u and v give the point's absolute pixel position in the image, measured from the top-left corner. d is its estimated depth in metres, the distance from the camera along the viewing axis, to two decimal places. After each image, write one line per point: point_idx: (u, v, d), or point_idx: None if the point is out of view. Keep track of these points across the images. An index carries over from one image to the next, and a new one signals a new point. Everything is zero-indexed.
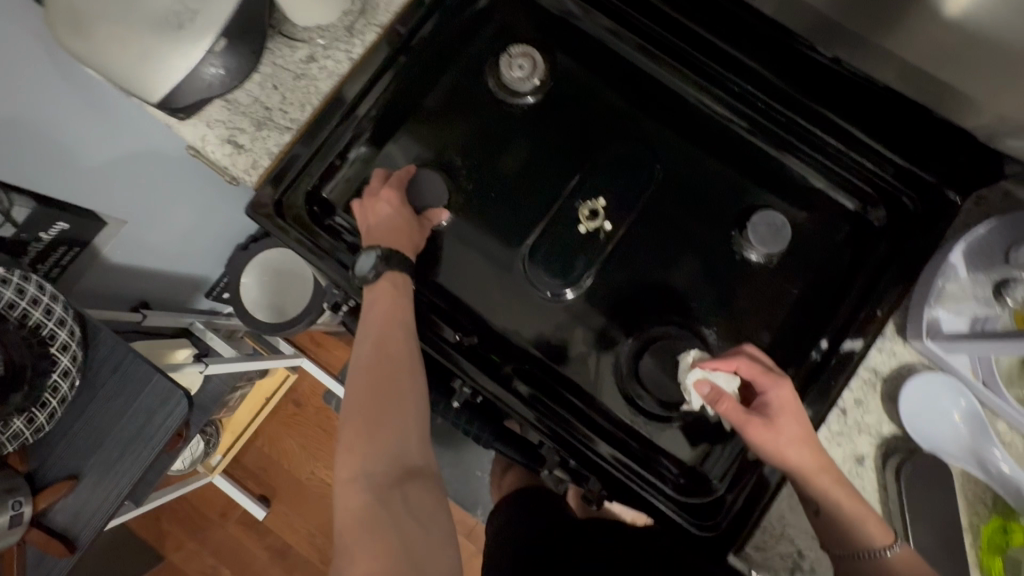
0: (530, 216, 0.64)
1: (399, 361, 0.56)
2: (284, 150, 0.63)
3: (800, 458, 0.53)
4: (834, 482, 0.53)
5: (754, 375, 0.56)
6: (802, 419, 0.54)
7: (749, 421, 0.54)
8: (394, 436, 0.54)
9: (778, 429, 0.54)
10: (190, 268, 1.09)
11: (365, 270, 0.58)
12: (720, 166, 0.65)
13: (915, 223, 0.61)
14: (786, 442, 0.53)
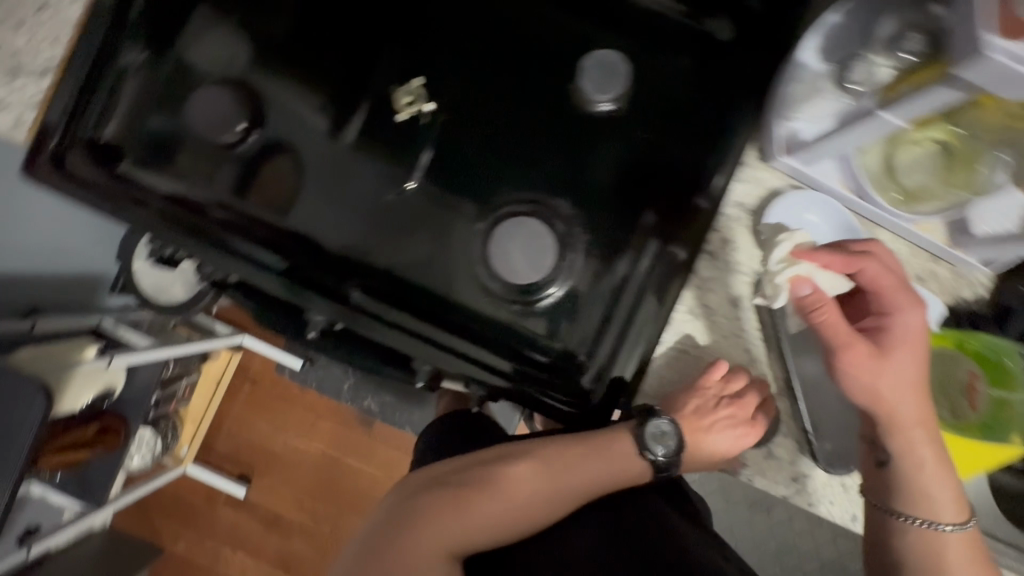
0: (346, 116, 0.58)
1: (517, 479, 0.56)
2: (47, 97, 0.55)
3: (898, 398, 0.50)
4: (924, 430, 0.51)
5: (887, 291, 0.49)
6: (907, 351, 0.50)
7: (856, 343, 0.49)
8: (503, 513, 0.55)
9: (885, 358, 0.50)
10: (76, 264, 1.04)
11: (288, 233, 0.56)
12: (540, 14, 0.57)
13: (761, 28, 0.54)
14: (889, 379, 0.50)
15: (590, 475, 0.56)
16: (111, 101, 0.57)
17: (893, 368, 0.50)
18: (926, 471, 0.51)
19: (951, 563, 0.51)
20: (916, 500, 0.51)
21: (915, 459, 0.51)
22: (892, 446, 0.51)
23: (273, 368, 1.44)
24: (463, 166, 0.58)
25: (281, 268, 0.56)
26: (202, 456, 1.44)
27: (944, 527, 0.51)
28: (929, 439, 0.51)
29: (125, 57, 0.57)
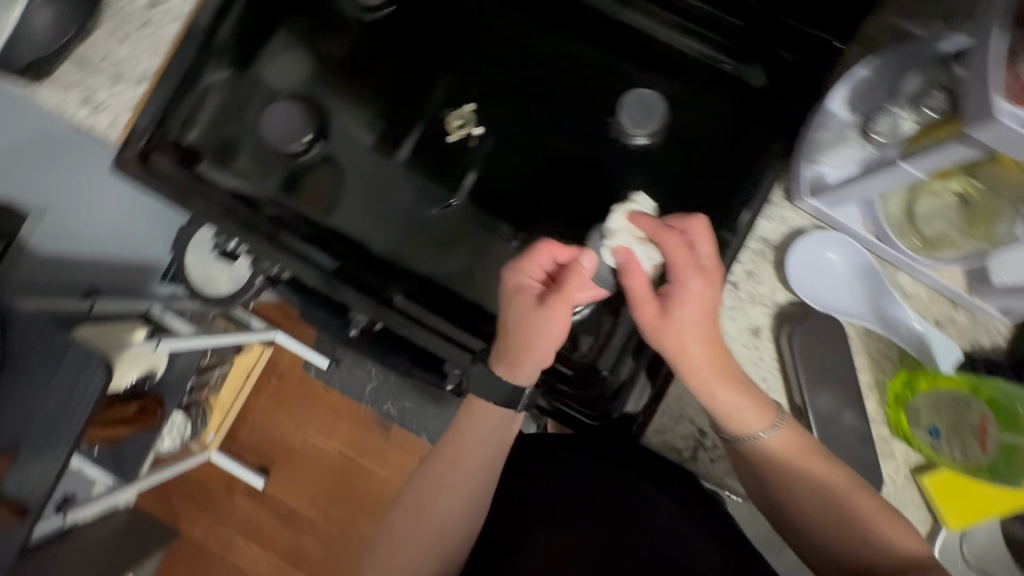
0: (399, 134, 0.64)
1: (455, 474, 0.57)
2: (141, 101, 0.62)
3: (687, 355, 0.49)
4: (735, 385, 0.49)
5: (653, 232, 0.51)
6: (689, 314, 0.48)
7: (646, 306, 0.49)
8: (437, 513, 0.57)
9: (669, 322, 0.48)
10: (134, 252, 1.11)
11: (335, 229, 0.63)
12: (586, 53, 0.62)
13: (795, 77, 0.58)
14: (690, 338, 0.48)
15: (477, 408, 0.57)
16: (195, 106, 0.64)
17: (688, 322, 0.48)
18: (750, 400, 0.50)
19: (782, 459, 0.50)
20: (720, 423, 0.51)
21: (737, 403, 0.50)
22: (710, 404, 0.50)
23: (300, 365, 1.50)
24: (505, 187, 0.62)
25: (332, 267, 0.61)
26: (226, 445, 1.49)
27: (761, 436, 0.50)
28: (731, 388, 0.50)
29: (211, 70, 0.63)
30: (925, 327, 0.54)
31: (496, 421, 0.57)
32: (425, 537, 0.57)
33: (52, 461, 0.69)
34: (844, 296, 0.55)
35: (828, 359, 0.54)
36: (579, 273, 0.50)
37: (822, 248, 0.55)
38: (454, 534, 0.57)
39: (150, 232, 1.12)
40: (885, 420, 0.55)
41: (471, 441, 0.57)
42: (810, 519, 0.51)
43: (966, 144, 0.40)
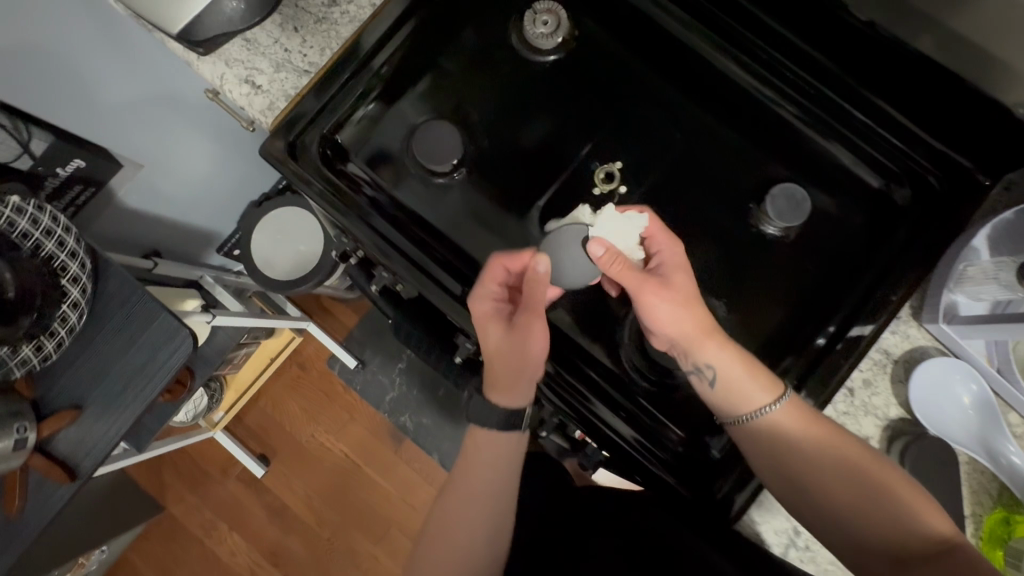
0: (544, 177, 0.65)
1: (467, 494, 0.64)
2: (302, 93, 0.62)
3: (696, 305, 0.55)
4: (723, 341, 0.55)
5: (653, 234, 0.57)
6: (679, 284, 0.55)
7: (646, 282, 0.54)
8: (454, 538, 0.63)
9: (673, 284, 0.55)
10: (202, 220, 1.09)
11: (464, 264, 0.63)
12: (738, 137, 0.64)
13: (940, 204, 0.60)
14: (685, 293, 0.55)
15: (514, 377, 0.59)
16: (348, 111, 0.64)
17: (673, 304, 0.54)
18: (736, 371, 0.54)
19: (785, 428, 0.53)
20: (726, 397, 0.55)
21: (728, 371, 0.54)
22: (713, 362, 0.54)
23: (325, 360, 1.47)
24: None
25: (458, 293, 0.62)
26: (231, 426, 1.45)
27: (768, 409, 0.53)
28: (726, 347, 0.54)
29: (369, 84, 0.64)
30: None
31: (495, 450, 0.64)
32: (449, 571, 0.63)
33: (116, 428, 0.67)
34: (956, 421, 0.56)
35: (935, 482, 0.55)
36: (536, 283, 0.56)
37: (948, 375, 0.56)
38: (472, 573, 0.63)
39: (222, 204, 1.11)
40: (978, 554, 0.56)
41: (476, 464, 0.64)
42: (835, 498, 0.52)
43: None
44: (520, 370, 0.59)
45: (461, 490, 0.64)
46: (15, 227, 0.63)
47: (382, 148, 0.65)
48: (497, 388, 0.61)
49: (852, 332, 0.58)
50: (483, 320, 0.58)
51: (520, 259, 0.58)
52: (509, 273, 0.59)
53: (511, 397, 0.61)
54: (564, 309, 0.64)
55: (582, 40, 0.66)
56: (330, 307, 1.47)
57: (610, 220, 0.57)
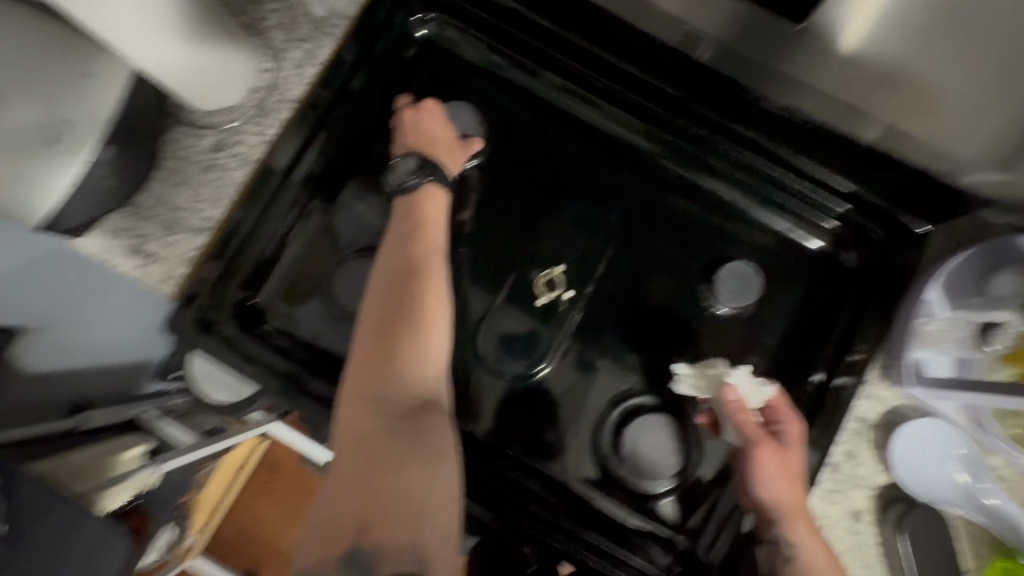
0: (488, 286, 0.61)
1: (403, 358, 0.48)
2: (200, 255, 0.56)
3: (793, 490, 0.51)
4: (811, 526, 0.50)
5: (778, 406, 0.54)
6: (793, 462, 0.52)
7: (762, 440, 0.51)
8: (385, 399, 0.46)
9: (788, 454, 0.52)
10: (130, 356, 0.99)
11: None
12: (672, 212, 0.64)
13: (882, 259, 0.60)
14: (791, 478, 0.51)
15: (434, 223, 0.56)
16: (272, 258, 0.60)
17: (782, 476, 0.51)
18: (825, 562, 0.49)
19: None
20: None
21: (815, 562, 0.49)
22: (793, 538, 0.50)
23: (296, 459, 1.38)
24: (592, 351, 0.60)
25: None
26: (207, 548, 1.36)
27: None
28: (810, 531, 0.50)
29: (302, 220, 0.60)
30: (1006, 507, 0.54)
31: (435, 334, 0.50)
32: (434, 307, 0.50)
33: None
34: (944, 482, 0.55)
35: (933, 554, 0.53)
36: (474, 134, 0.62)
37: (924, 434, 0.55)
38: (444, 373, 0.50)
39: (149, 334, 1.01)
40: None
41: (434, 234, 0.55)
42: None
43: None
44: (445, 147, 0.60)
45: (379, 364, 0.48)
46: None
47: (304, 289, 0.60)
48: (436, 176, 0.57)
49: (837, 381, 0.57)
50: (412, 119, 0.60)
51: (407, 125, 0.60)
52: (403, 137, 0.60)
53: (423, 210, 0.56)
54: (530, 430, 0.59)
55: None
56: None
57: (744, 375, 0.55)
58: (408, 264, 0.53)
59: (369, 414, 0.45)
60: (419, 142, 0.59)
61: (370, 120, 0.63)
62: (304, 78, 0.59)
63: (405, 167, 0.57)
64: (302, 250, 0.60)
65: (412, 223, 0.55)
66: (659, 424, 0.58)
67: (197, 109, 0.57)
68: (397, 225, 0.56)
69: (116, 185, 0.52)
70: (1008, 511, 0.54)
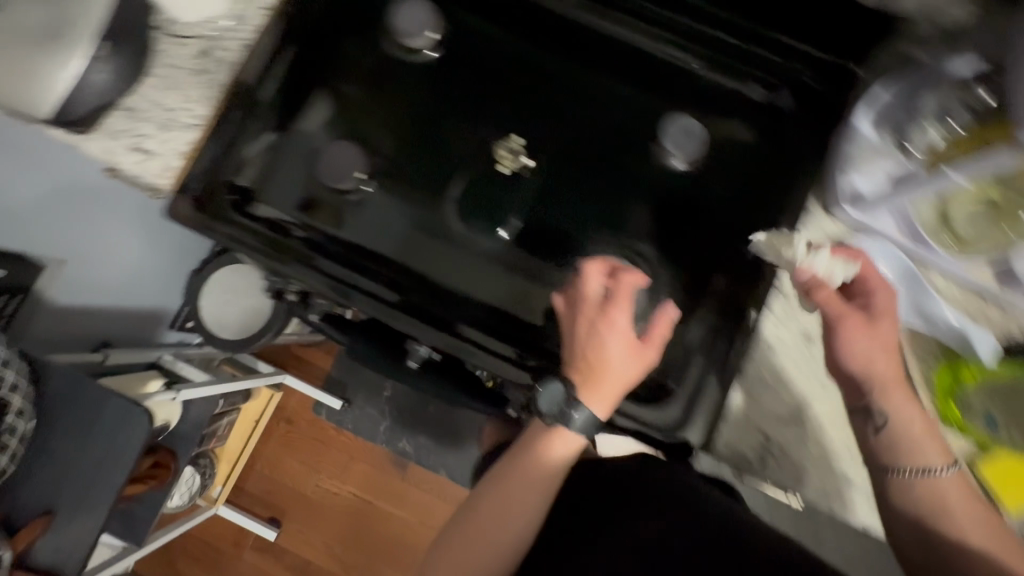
0: (454, 165, 0.65)
1: (501, 534, 0.55)
2: (195, 149, 0.62)
3: (873, 363, 0.53)
4: (909, 393, 0.53)
5: (869, 275, 0.54)
6: (886, 333, 0.53)
7: (846, 317, 0.53)
8: (480, 562, 0.54)
9: (875, 328, 0.53)
10: (147, 302, 1.08)
11: (378, 270, 0.63)
12: (623, 85, 0.65)
13: (818, 102, 0.62)
14: (881, 346, 0.53)
15: (545, 465, 0.56)
16: (242, 146, 0.63)
17: (876, 350, 0.53)
18: (920, 431, 0.52)
19: (953, 502, 0.51)
20: (896, 452, 0.53)
21: (909, 428, 0.52)
22: (889, 408, 0.53)
23: (311, 409, 1.46)
24: (553, 216, 0.64)
25: (393, 300, 0.61)
26: (233, 498, 1.43)
27: (940, 472, 0.51)
28: (904, 396, 0.53)
29: (260, 115, 0.63)
30: (949, 314, 0.58)
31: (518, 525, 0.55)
32: (518, 501, 0.56)
33: (89, 524, 0.68)
34: None
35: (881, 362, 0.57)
36: (662, 328, 0.54)
37: (863, 252, 0.59)
38: (532, 537, 0.57)
39: (163, 284, 1.09)
40: (938, 412, 0.59)
41: (533, 465, 0.56)
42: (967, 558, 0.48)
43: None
44: (617, 387, 0.53)
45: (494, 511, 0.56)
46: None
47: (283, 182, 0.64)
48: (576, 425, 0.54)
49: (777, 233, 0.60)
50: (588, 324, 0.54)
51: (596, 353, 0.53)
52: (575, 356, 0.54)
53: (548, 453, 0.56)
54: (503, 289, 0.63)
55: (457, 31, 0.66)
56: (304, 356, 1.46)
57: (826, 257, 0.52)
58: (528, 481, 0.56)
59: (474, 541, 0.55)
60: (587, 351, 0.53)
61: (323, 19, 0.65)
62: None
63: (553, 398, 0.54)
64: (273, 152, 0.65)
65: (533, 441, 0.57)
66: (613, 264, 0.60)
67: (178, 19, 0.63)
68: (518, 449, 0.58)
69: (111, 84, 0.58)
70: (950, 318, 0.58)
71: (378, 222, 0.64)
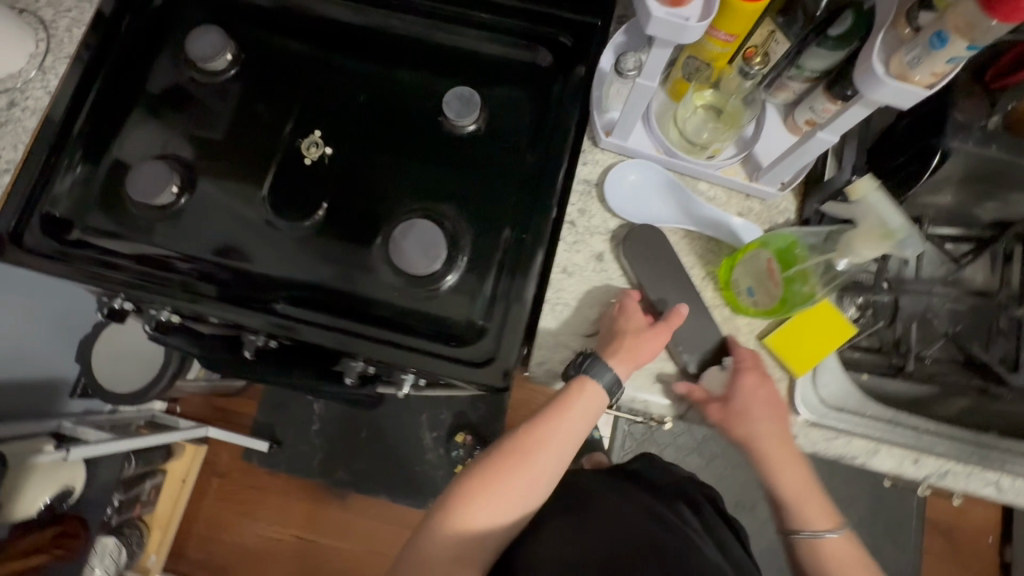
0: (262, 165, 0.70)
1: (523, 480, 0.61)
2: (10, 189, 0.67)
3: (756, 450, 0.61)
4: (793, 478, 0.61)
5: (744, 369, 0.59)
6: (759, 401, 0.59)
7: (711, 408, 0.60)
8: (495, 510, 0.60)
9: (732, 403, 0.58)
10: (37, 369, 1.09)
11: (201, 270, 0.68)
12: (406, 70, 0.73)
13: (573, 55, 0.71)
14: (736, 425, 0.59)
15: (572, 424, 0.62)
16: (55, 179, 0.68)
17: (759, 418, 0.59)
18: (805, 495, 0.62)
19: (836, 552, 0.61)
20: (780, 501, 0.63)
21: (795, 492, 0.62)
22: (779, 476, 0.61)
23: (241, 457, 1.44)
24: (359, 194, 0.69)
25: (214, 294, 0.66)
26: (172, 566, 1.38)
27: (827, 534, 0.61)
28: (793, 474, 0.61)
29: (70, 149, 0.69)
30: (714, 213, 0.64)
31: (548, 464, 0.62)
32: (544, 453, 0.62)
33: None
34: (658, 207, 0.65)
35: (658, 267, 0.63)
36: (677, 310, 0.60)
37: (627, 173, 0.65)
38: (547, 477, 0.63)
39: (50, 347, 1.11)
40: (722, 301, 0.63)
41: (568, 424, 0.62)
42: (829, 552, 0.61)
43: (861, 103, 0.48)
44: (631, 350, 0.59)
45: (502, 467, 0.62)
46: None
47: (102, 206, 0.69)
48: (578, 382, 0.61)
49: (558, 169, 0.67)
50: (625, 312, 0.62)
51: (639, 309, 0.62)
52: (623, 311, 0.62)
53: (573, 404, 0.61)
54: (324, 268, 0.67)
55: (249, 51, 0.74)
56: (227, 406, 1.45)
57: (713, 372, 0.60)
58: (537, 443, 0.62)
59: (486, 502, 0.60)
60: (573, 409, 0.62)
61: (125, 60, 0.72)
62: (74, 37, 0.71)
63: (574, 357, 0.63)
64: (87, 181, 0.70)
65: (561, 402, 0.62)
66: (414, 225, 0.65)
67: None
68: (548, 404, 0.63)
69: None
70: (713, 216, 0.64)
71: (196, 226, 0.69)
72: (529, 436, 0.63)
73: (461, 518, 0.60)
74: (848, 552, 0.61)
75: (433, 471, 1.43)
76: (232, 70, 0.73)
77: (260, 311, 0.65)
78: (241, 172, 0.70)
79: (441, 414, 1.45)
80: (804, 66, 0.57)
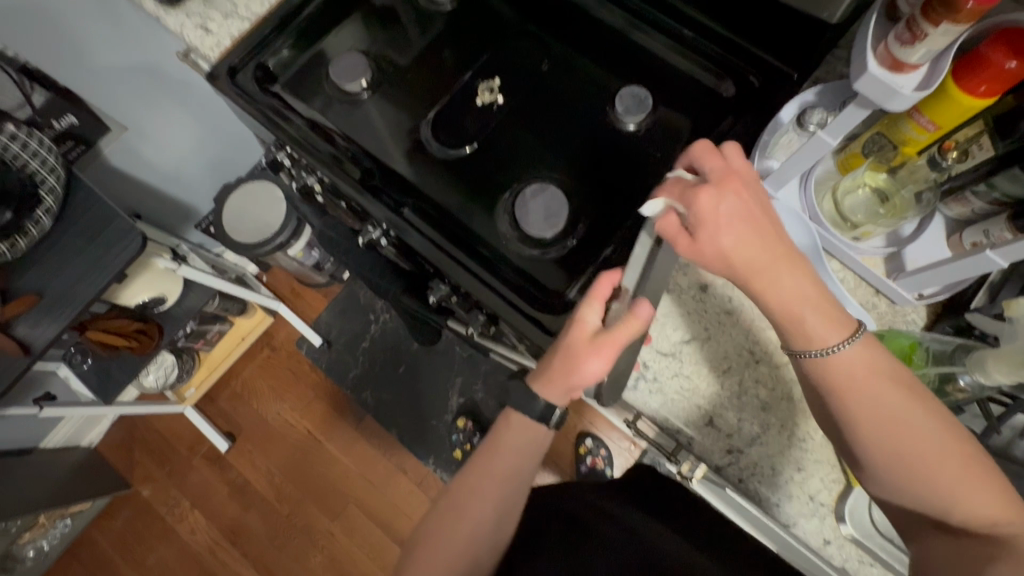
0: (440, 90, 0.77)
1: (469, 518, 0.64)
2: (243, 34, 0.79)
3: (729, 263, 0.48)
4: (787, 269, 0.48)
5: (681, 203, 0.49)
6: (727, 211, 0.47)
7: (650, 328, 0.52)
8: (448, 550, 0.63)
9: (702, 248, 0.49)
10: (179, 192, 1.28)
11: (353, 155, 0.75)
12: (595, 54, 0.77)
13: (756, 95, 0.71)
14: (720, 233, 0.47)
15: (503, 460, 0.66)
16: (275, 37, 0.79)
17: (727, 219, 0.47)
18: (804, 303, 0.49)
19: (886, 441, 0.48)
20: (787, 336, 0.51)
21: (853, 361, 0.49)
22: (769, 299, 0.49)
23: (294, 341, 1.56)
24: (509, 145, 0.74)
25: (356, 178, 0.74)
26: (203, 406, 1.52)
27: (836, 348, 0.49)
28: (786, 272, 0.48)
29: (298, 19, 0.80)
30: (837, 293, 0.62)
31: (490, 501, 0.64)
32: (489, 489, 0.65)
33: (57, 320, 0.83)
34: None
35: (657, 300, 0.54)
36: (631, 323, 0.53)
37: None
38: (497, 519, 0.65)
39: (198, 178, 1.30)
40: None
41: (514, 458, 0.66)
42: (886, 452, 0.48)
43: None
44: (569, 385, 0.58)
45: (455, 503, 0.65)
46: (28, 148, 0.81)
47: (301, 74, 0.80)
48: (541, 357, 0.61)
49: None
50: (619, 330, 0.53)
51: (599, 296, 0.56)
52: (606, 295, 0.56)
53: (506, 439, 0.66)
54: (453, 194, 0.73)
55: None
56: (302, 293, 1.58)
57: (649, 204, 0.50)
58: (477, 483, 0.65)
59: (444, 545, 0.64)
60: (511, 444, 0.66)
61: None
62: None
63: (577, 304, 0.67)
64: (299, 49, 0.81)
65: (492, 438, 0.67)
66: (547, 190, 0.70)
67: None
68: (482, 444, 0.68)
69: None
70: (835, 296, 0.62)
71: (365, 118, 0.77)
72: (476, 472, 0.66)
73: (438, 556, 0.63)
74: (927, 453, 0.47)
75: (445, 432, 1.47)
76: (448, 3, 0.80)
77: (386, 207, 0.72)
78: (420, 90, 0.78)
79: (474, 385, 1.49)
80: (996, 185, 0.53)
